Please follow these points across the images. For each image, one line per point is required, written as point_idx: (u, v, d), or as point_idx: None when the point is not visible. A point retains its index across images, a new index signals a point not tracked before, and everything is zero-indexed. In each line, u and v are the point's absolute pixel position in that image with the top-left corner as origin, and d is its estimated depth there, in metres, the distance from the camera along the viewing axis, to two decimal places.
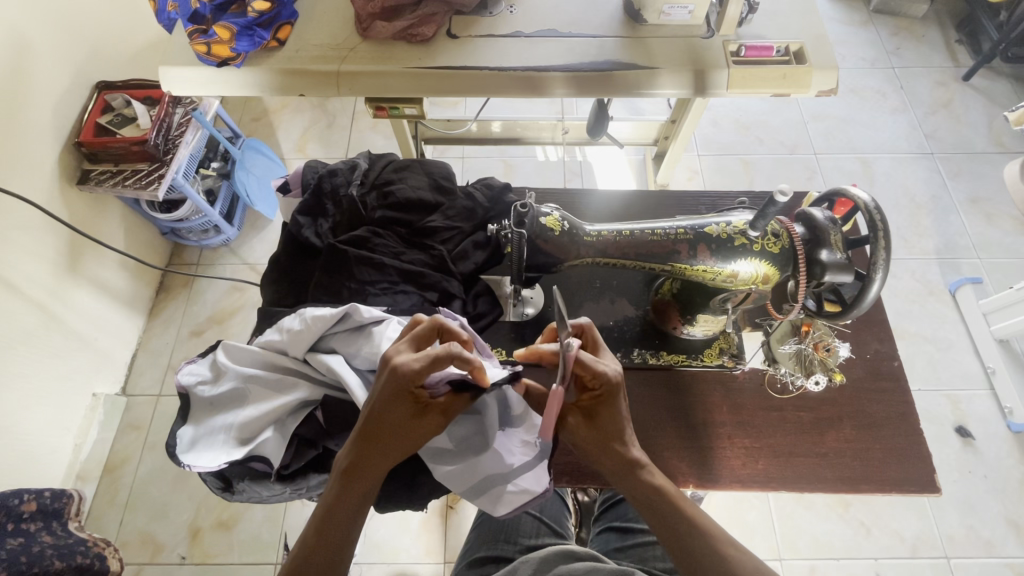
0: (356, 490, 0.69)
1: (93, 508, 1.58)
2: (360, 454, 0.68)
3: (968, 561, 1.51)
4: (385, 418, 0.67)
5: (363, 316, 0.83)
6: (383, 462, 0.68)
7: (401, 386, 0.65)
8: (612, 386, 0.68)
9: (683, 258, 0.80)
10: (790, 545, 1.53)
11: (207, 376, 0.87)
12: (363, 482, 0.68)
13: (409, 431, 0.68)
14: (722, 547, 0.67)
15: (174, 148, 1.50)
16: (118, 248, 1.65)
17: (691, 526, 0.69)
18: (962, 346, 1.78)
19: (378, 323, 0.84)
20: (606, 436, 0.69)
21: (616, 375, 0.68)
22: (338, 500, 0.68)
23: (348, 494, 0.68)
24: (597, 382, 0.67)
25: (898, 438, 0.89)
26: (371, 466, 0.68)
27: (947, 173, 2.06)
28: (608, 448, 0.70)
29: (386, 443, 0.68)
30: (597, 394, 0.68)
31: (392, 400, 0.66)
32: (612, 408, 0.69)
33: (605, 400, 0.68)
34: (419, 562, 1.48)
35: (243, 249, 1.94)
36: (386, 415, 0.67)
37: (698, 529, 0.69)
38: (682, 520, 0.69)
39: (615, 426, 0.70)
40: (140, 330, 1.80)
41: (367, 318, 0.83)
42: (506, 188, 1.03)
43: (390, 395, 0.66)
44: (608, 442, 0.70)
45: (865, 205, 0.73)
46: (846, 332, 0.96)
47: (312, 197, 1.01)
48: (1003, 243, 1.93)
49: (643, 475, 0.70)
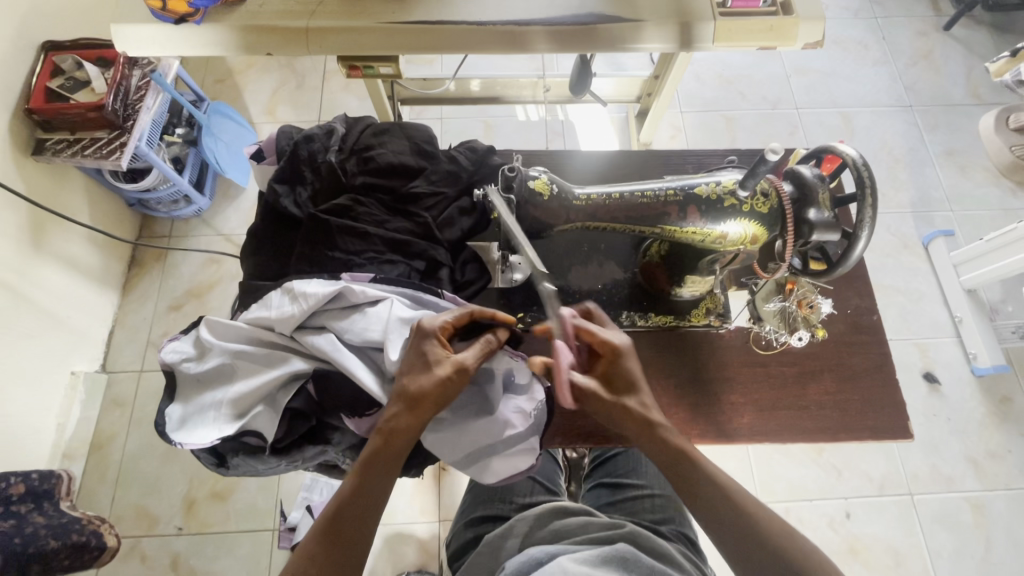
0: (389, 446, 0.73)
1: (83, 485, 1.57)
2: (394, 410, 0.73)
3: (929, 496, 1.61)
4: (412, 373, 0.74)
5: (358, 297, 0.82)
6: (416, 419, 0.73)
7: (431, 341, 0.76)
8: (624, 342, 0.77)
9: (673, 220, 0.80)
10: (767, 489, 1.61)
11: (191, 353, 0.85)
12: (400, 441, 0.73)
13: (433, 388, 0.73)
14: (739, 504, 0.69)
15: (134, 114, 1.42)
16: (84, 222, 1.59)
17: (709, 483, 0.71)
18: (931, 296, 1.84)
19: (372, 303, 0.83)
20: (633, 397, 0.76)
21: (621, 340, 0.77)
22: (372, 457, 0.73)
23: (383, 452, 0.73)
24: (604, 346, 0.76)
25: (875, 388, 0.92)
26: (402, 423, 0.73)
27: (924, 126, 2.07)
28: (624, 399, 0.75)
29: (417, 399, 0.73)
30: (608, 355, 0.76)
31: (417, 354, 0.75)
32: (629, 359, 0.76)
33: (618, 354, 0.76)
34: (415, 521, 1.52)
35: (217, 220, 1.88)
36: (412, 371, 0.75)
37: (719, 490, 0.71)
38: (700, 477, 0.72)
39: (633, 379, 0.76)
40: (115, 306, 1.75)
41: (363, 299, 0.82)
42: (490, 150, 1.01)
43: (415, 349, 0.76)
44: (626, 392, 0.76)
45: (854, 161, 0.72)
46: (829, 289, 0.98)
47: (288, 164, 0.96)
48: (973, 195, 1.97)
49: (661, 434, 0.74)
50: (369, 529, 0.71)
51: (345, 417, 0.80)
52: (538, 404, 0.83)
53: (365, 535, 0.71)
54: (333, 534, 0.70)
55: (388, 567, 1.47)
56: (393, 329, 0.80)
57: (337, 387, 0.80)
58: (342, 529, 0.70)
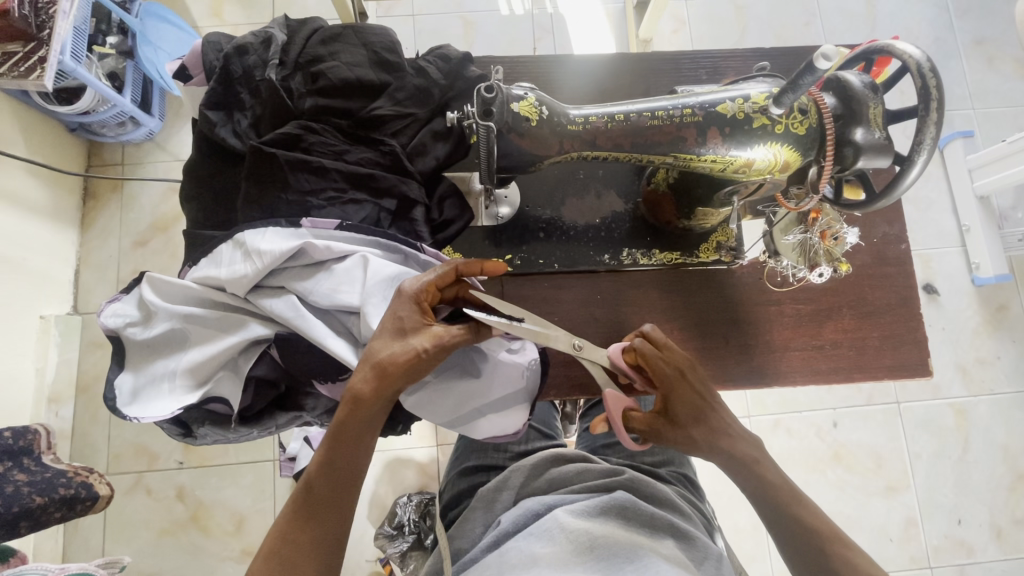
0: (359, 419, 0.65)
1: (76, 429, 1.48)
2: (362, 380, 0.65)
3: (915, 404, 1.59)
4: (383, 340, 0.66)
5: (321, 253, 0.73)
6: (386, 390, 0.65)
7: (411, 306, 0.67)
8: (678, 370, 0.70)
9: (690, 146, 0.68)
10: (759, 403, 1.58)
11: (135, 317, 0.76)
12: (370, 411, 0.65)
13: (408, 357, 0.65)
14: (855, 560, 0.65)
15: (49, 21, 1.16)
16: (21, 154, 1.36)
17: (796, 520, 0.69)
18: (941, 205, 1.71)
19: (339, 259, 0.74)
20: (713, 431, 0.71)
21: (671, 368, 0.70)
22: (340, 430, 0.66)
23: (351, 425, 0.65)
24: (659, 380, 0.70)
25: (897, 324, 0.85)
26: (371, 394, 0.65)
27: (955, 10, 1.81)
28: (691, 431, 0.70)
29: (388, 369, 0.65)
30: (660, 389, 0.71)
31: (394, 318, 0.67)
32: (689, 390, 0.71)
33: (672, 387, 0.70)
34: (412, 448, 1.46)
35: (172, 142, 1.62)
36: (385, 338, 0.66)
37: (833, 537, 0.67)
38: (796, 511, 0.69)
39: (704, 410, 0.71)
40: (75, 243, 1.56)
41: (326, 255, 0.73)
42: (466, 59, 0.83)
43: (391, 315, 0.67)
44: (694, 426, 0.70)
45: (914, 62, 0.60)
46: (855, 216, 0.88)
47: (220, 85, 0.80)
48: (1001, 90, 1.77)
49: (775, 478, 0.71)
50: (342, 506, 0.66)
51: (318, 384, 0.74)
52: (530, 364, 0.80)
53: (343, 513, 0.66)
54: (306, 514, 0.65)
55: (390, 492, 1.43)
56: (372, 292, 0.71)
57: (306, 354, 0.73)
58: (312, 505, 0.65)
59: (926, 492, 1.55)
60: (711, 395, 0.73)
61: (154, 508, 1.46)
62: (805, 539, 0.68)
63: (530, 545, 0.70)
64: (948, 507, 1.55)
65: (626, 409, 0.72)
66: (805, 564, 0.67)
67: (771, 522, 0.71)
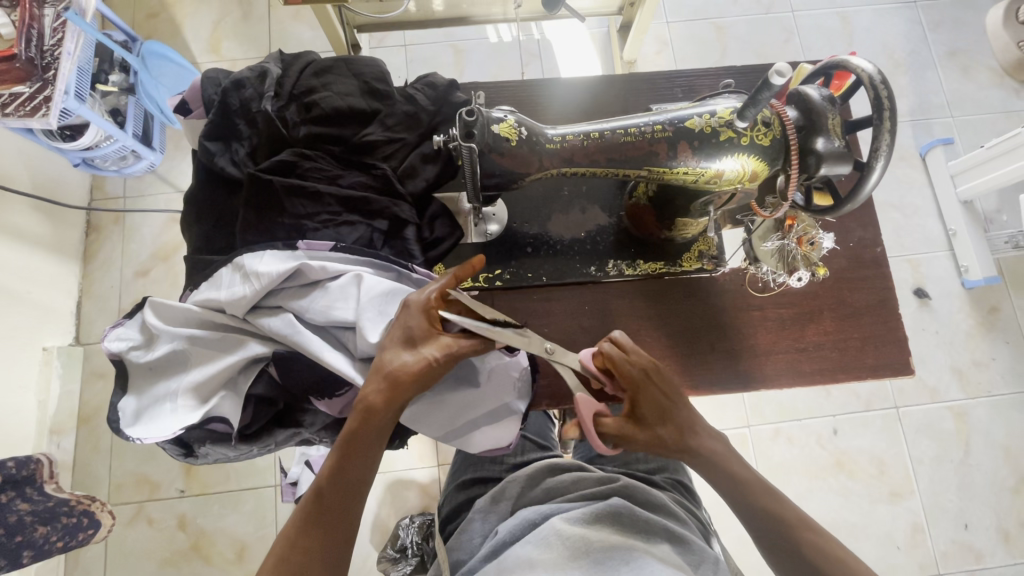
0: (371, 427, 0.67)
1: (77, 459, 1.49)
2: (374, 390, 0.67)
3: (914, 408, 1.60)
4: (394, 350, 0.69)
5: (317, 273, 0.75)
6: (397, 399, 0.67)
7: (419, 317, 0.70)
8: (645, 372, 0.72)
9: (662, 159, 0.71)
10: (757, 412, 1.59)
11: (139, 341, 0.78)
12: (381, 419, 0.67)
13: (418, 366, 0.68)
14: (825, 545, 0.68)
15: (54, 62, 1.20)
16: (23, 189, 1.40)
17: (768, 513, 0.71)
18: (927, 210, 1.74)
19: (335, 278, 0.77)
20: (683, 432, 0.73)
21: (641, 368, 0.72)
22: (353, 438, 0.68)
23: (364, 433, 0.67)
24: (627, 381, 0.72)
25: (877, 324, 0.88)
26: (383, 403, 0.67)
27: (928, 24, 1.88)
28: (659, 431, 0.73)
29: (399, 378, 0.67)
30: (629, 392, 0.72)
31: (403, 328, 0.70)
32: (656, 390, 0.72)
33: (640, 389, 0.72)
34: (413, 468, 1.47)
35: (173, 174, 1.67)
36: (395, 348, 0.69)
37: (803, 525, 0.69)
38: (777, 502, 0.71)
39: (671, 409, 0.73)
40: (78, 276, 1.60)
41: (322, 275, 0.76)
42: (452, 85, 0.88)
43: (400, 325, 0.70)
44: (662, 426, 0.73)
45: (868, 77, 0.64)
46: (831, 222, 0.91)
47: (218, 117, 0.84)
48: (976, 97, 1.83)
49: (747, 470, 0.74)
50: (352, 515, 0.67)
51: (315, 401, 0.76)
52: (521, 375, 0.82)
53: (351, 521, 0.67)
54: (317, 523, 0.66)
55: (392, 513, 1.43)
56: (366, 308, 0.74)
57: (304, 370, 0.75)
58: (324, 513, 0.66)
59: (930, 496, 1.55)
60: (678, 395, 0.75)
61: (156, 538, 1.46)
62: (777, 531, 0.70)
63: (528, 552, 0.71)
64: (953, 511, 1.55)
65: (596, 415, 0.71)
66: (775, 550, 0.70)
67: (743, 516, 0.73)
